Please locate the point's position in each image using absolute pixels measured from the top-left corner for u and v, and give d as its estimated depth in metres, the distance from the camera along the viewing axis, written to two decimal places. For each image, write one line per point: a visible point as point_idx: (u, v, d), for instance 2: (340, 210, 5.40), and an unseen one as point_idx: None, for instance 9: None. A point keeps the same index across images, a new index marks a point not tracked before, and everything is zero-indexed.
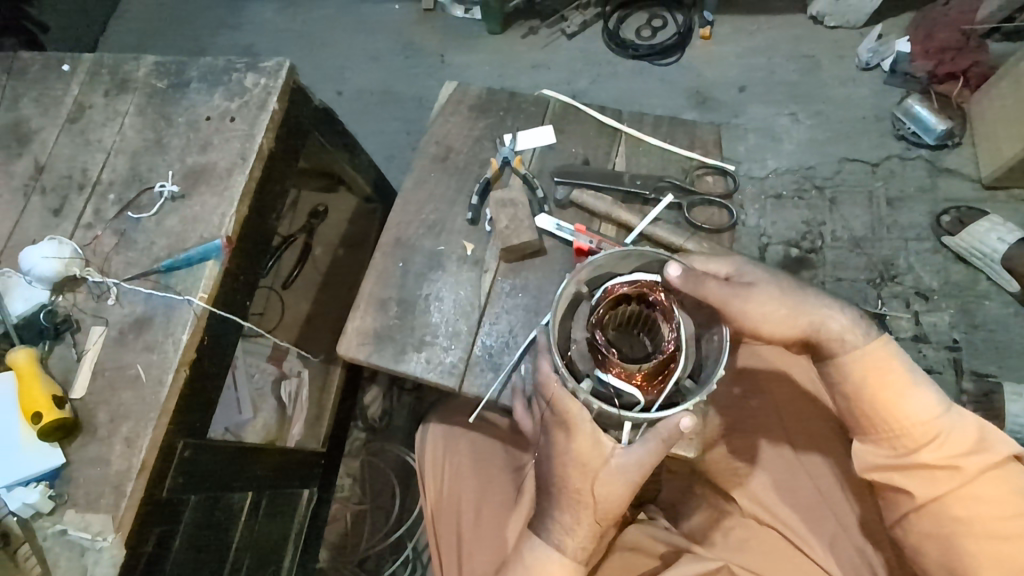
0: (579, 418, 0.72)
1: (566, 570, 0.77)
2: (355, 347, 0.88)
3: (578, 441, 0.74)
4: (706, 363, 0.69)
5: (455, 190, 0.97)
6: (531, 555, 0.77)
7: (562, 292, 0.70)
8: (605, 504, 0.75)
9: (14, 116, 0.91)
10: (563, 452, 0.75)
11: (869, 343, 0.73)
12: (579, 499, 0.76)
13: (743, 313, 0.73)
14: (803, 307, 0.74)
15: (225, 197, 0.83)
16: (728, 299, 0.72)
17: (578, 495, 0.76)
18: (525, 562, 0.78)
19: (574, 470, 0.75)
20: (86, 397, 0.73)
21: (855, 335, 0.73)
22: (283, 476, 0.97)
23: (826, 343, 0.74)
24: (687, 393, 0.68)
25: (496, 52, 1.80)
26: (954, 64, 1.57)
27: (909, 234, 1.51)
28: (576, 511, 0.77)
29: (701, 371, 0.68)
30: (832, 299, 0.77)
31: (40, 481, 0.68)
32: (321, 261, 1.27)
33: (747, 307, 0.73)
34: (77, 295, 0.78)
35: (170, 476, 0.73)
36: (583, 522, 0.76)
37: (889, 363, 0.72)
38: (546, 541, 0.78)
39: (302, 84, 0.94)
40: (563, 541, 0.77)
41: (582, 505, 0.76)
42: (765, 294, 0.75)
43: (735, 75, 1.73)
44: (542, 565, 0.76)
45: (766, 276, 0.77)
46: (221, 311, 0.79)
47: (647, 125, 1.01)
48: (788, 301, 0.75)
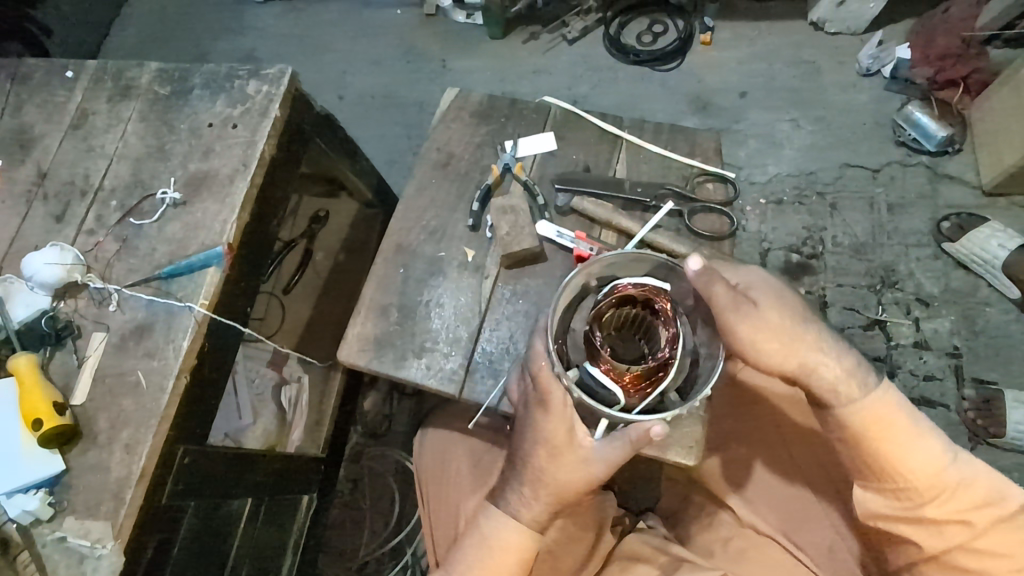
0: (555, 396, 0.71)
1: (519, 542, 0.75)
2: (355, 353, 0.88)
3: (553, 421, 0.72)
4: (697, 382, 0.71)
5: (455, 196, 0.97)
6: (485, 525, 0.76)
7: (569, 281, 0.73)
8: (567, 487, 0.73)
9: (17, 122, 0.92)
10: (536, 429, 0.73)
11: (872, 395, 0.69)
12: (540, 477, 0.74)
13: (733, 329, 0.69)
14: (802, 342, 0.70)
15: (226, 204, 0.83)
16: (726, 309, 0.69)
17: (544, 474, 0.73)
18: (478, 531, 0.77)
19: (543, 451, 0.73)
20: (86, 404, 0.73)
21: (854, 385, 0.70)
22: (282, 482, 0.97)
23: (823, 392, 0.70)
24: (669, 406, 0.71)
25: (497, 57, 1.81)
26: (955, 70, 1.58)
27: (910, 240, 1.51)
28: (537, 489, 0.74)
29: (689, 390, 0.71)
30: (835, 340, 0.72)
31: (39, 488, 0.69)
32: (322, 266, 1.27)
33: (739, 325, 0.69)
34: (79, 301, 0.79)
35: (170, 483, 0.73)
36: (540, 499, 0.74)
37: (892, 413, 0.69)
38: (503, 511, 0.77)
39: (304, 91, 0.94)
40: (519, 512, 0.76)
41: (542, 483, 0.74)
42: (767, 317, 0.69)
43: (735, 80, 1.73)
44: (495, 535, 0.76)
45: (776, 297, 0.72)
46: (222, 317, 0.80)
47: (648, 132, 1.01)
48: (785, 331, 0.70)
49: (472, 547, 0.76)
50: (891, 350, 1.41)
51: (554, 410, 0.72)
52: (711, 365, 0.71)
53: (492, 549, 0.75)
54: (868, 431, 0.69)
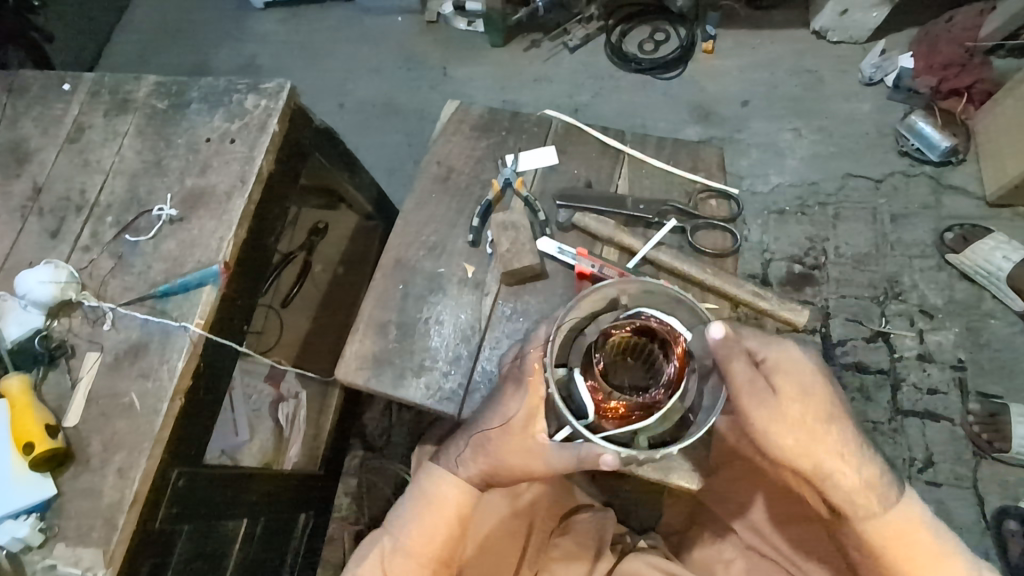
0: (539, 384, 0.76)
1: (450, 496, 0.80)
2: (354, 371, 0.87)
3: (522, 402, 0.77)
4: (675, 436, 0.69)
5: (456, 211, 0.96)
6: (428, 474, 0.82)
7: (601, 289, 0.72)
8: (512, 463, 0.77)
9: (13, 135, 0.91)
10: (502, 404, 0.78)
11: (891, 511, 0.70)
12: (489, 445, 0.78)
13: (747, 412, 0.70)
14: (820, 448, 0.70)
15: (223, 221, 0.82)
16: (741, 390, 0.70)
17: (488, 445, 0.78)
18: (421, 479, 0.83)
19: (502, 426, 0.78)
20: (79, 426, 0.72)
21: (873, 498, 0.70)
22: (279, 501, 0.95)
23: (842, 503, 0.71)
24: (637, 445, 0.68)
25: (498, 64, 1.80)
26: (958, 80, 1.57)
27: (913, 252, 1.50)
28: (478, 454, 0.79)
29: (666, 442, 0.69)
30: (855, 445, 0.72)
31: (30, 513, 0.67)
32: (321, 278, 1.26)
33: (754, 411, 0.70)
34: (73, 320, 0.78)
35: (163, 507, 0.72)
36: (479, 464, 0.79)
37: (910, 530, 0.70)
38: (445, 467, 0.82)
39: (303, 105, 0.93)
40: (459, 470, 0.81)
41: (488, 452, 0.78)
42: (783, 409, 0.70)
43: (737, 89, 1.72)
44: (432, 484, 0.81)
45: (792, 390, 0.72)
46: (218, 337, 0.79)
47: (650, 147, 1.00)
48: (804, 428, 0.70)
49: (413, 502, 0.81)
50: (895, 362, 1.40)
51: (520, 391, 0.77)
52: (699, 426, 0.68)
53: (429, 497, 0.80)
54: (883, 544, 0.70)
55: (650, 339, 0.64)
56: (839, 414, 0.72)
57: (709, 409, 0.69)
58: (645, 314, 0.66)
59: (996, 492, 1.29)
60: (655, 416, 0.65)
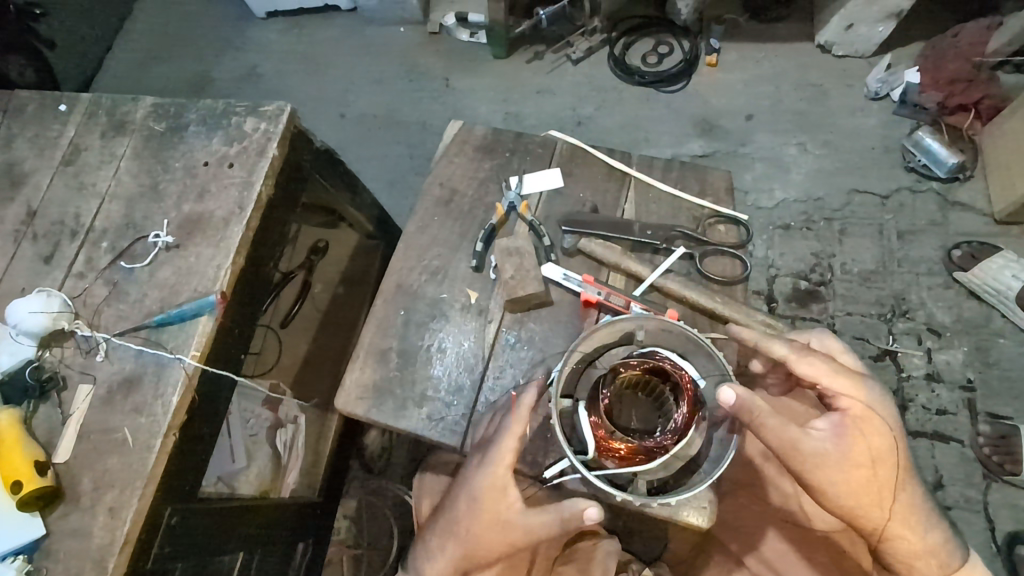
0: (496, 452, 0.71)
1: None
2: (354, 401, 0.84)
3: (481, 482, 0.71)
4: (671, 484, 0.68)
5: (458, 235, 0.94)
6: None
7: (618, 324, 0.73)
8: (486, 550, 0.72)
9: (8, 156, 0.89)
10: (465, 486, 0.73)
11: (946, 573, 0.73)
12: (457, 535, 0.74)
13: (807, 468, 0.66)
14: (886, 514, 0.69)
15: (221, 248, 0.80)
16: (795, 449, 0.66)
17: (459, 528, 0.73)
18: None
19: (469, 512, 0.72)
20: (70, 462, 0.70)
21: (929, 563, 0.72)
22: (275, 530, 0.93)
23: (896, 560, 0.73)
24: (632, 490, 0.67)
25: (501, 76, 1.78)
26: (965, 95, 1.55)
27: (920, 269, 1.48)
28: (448, 543, 0.74)
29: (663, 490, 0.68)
30: (922, 510, 0.71)
31: (18, 555, 0.65)
32: (321, 299, 1.23)
33: (813, 469, 0.66)
34: (65, 350, 0.75)
35: (156, 545, 0.70)
36: (449, 554, 0.74)
37: None
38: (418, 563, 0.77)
39: (303, 127, 0.92)
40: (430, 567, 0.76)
41: (456, 542, 0.74)
42: (850, 473, 0.66)
43: (742, 103, 1.70)
44: None
45: (864, 443, 0.67)
46: (214, 368, 0.76)
47: (656, 169, 0.98)
48: (873, 495, 0.68)
49: None
50: (903, 382, 1.37)
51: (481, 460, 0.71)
52: (700, 479, 0.67)
53: None
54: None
55: (661, 379, 0.66)
56: (909, 477, 0.70)
57: (716, 461, 0.68)
58: (660, 354, 0.68)
59: (1006, 516, 1.26)
60: (658, 461, 0.64)
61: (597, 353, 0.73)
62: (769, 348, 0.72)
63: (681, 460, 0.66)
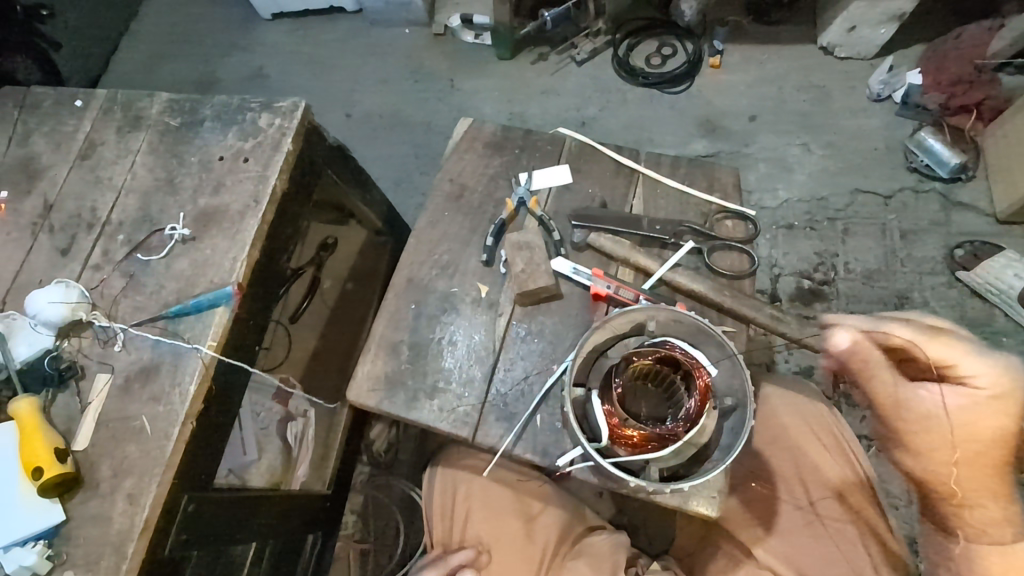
0: None
1: None
2: (366, 393, 0.85)
3: None
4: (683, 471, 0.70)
5: (469, 230, 0.95)
6: None
7: (631, 315, 0.75)
8: None
9: (25, 151, 0.90)
10: None
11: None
12: None
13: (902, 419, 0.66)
14: (977, 482, 0.64)
15: (236, 240, 0.81)
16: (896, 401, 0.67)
17: None
18: None
19: None
20: (89, 449, 0.71)
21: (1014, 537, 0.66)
22: (287, 521, 0.94)
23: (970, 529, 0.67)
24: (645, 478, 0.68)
25: (506, 77, 1.80)
26: (966, 96, 1.56)
27: (923, 268, 1.48)
28: None
29: (675, 476, 0.70)
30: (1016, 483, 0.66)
31: (38, 540, 0.66)
32: (329, 294, 1.25)
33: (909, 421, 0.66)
34: (83, 340, 0.76)
35: (173, 534, 0.71)
36: None
37: None
38: None
39: (316, 123, 0.93)
40: None
41: None
42: (961, 444, 0.62)
43: (745, 104, 1.72)
44: None
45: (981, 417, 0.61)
46: (228, 358, 0.77)
47: (664, 167, 1.00)
48: (971, 465, 0.63)
49: None
50: None
51: None
52: (710, 467, 0.69)
53: None
54: None
55: (672, 369, 0.68)
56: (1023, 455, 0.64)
57: (726, 449, 0.69)
58: (670, 344, 0.70)
59: None
60: (670, 449, 0.66)
61: (611, 342, 0.76)
62: (890, 332, 0.66)
63: (692, 447, 0.69)
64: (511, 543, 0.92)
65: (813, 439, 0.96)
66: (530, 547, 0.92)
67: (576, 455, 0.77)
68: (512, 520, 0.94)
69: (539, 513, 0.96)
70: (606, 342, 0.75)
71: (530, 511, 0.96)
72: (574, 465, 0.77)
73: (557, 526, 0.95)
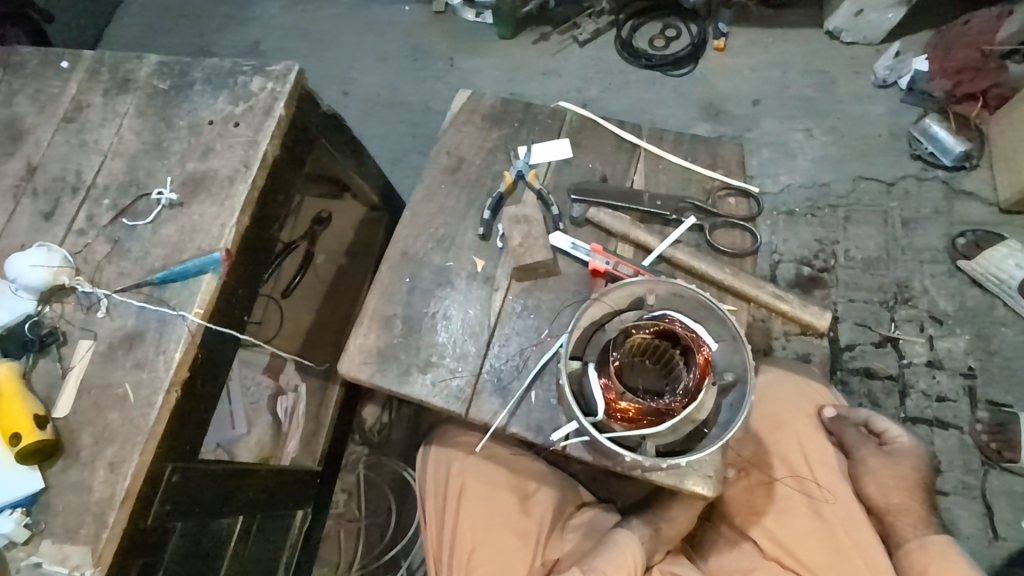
0: None
1: None
2: (357, 365, 0.83)
3: None
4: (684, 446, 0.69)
5: (466, 203, 0.93)
6: None
7: (631, 289, 0.74)
8: None
9: (8, 112, 0.87)
10: None
11: None
12: None
13: None
14: None
15: (225, 207, 0.79)
16: None
17: None
18: None
19: None
20: (70, 417, 0.69)
21: None
22: (277, 495, 0.93)
23: None
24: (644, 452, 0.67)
25: (506, 57, 1.76)
26: (972, 84, 1.53)
27: (925, 256, 1.46)
28: None
29: (674, 450, 0.69)
30: None
31: (16, 508, 0.64)
32: (323, 270, 1.22)
33: None
34: (65, 306, 0.74)
35: (156, 503, 0.69)
36: None
37: None
38: None
39: (311, 90, 0.91)
40: None
41: None
42: None
43: (749, 88, 1.69)
44: None
45: None
46: (217, 327, 0.75)
47: (667, 142, 0.98)
48: None
49: None
50: (903, 369, 1.36)
51: None
52: (710, 443, 0.68)
53: None
54: None
55: (672, 344, 0.67)
56: None
57: (726, 425, 0.68)
58: (670, 318, 0.68)
59: (1005, 502, 1.25)
60: (667, 424, 0.65)
61: (609, 316, 0.74)
62: None
63: (691, 422, 0.68)
64: (507, 517, 0.91)
65: (805, 405, 0.98)
66: (524, 521, 0.91)
67: (566, 430, 0.76)
68: (507, 495, 0.93)
69: (534, 490, 0.95)
70: (605, 315, 0.74)
71: (525, 489, 0.95)
72: (569, 440, 0.75)
73: (551, 503, 0.94)
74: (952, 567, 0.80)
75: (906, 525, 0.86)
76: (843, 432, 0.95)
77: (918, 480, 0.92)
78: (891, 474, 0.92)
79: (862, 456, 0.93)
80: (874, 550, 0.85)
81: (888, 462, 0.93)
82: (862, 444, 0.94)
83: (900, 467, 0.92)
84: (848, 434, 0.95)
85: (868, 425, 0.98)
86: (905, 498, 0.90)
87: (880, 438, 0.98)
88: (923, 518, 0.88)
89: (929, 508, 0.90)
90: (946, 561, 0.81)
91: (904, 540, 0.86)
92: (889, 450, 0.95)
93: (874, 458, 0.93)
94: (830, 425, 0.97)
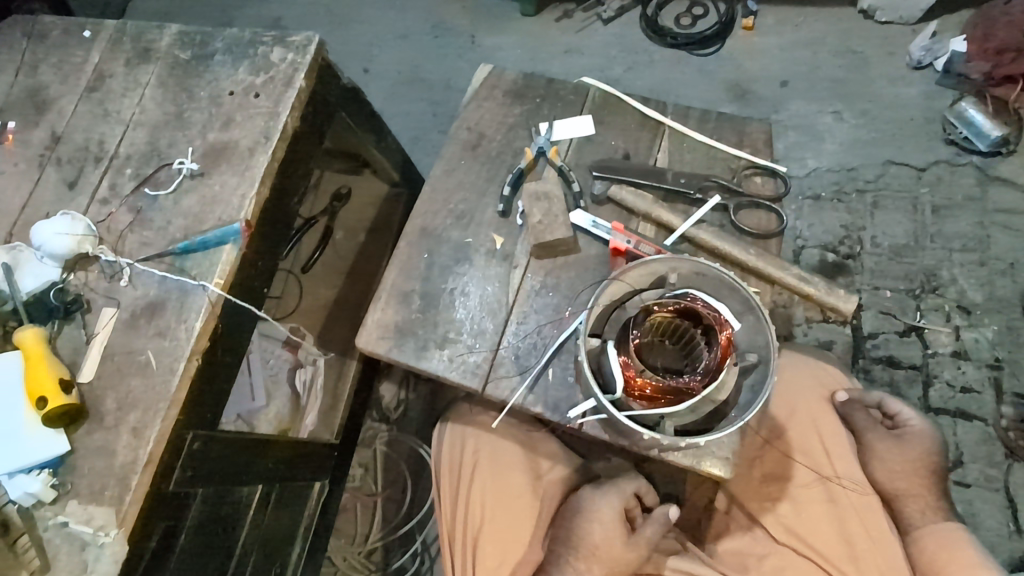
0: None
1: None
2: (375, 340, 0.83)
3: None
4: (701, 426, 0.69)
5: (486, 179, 0.92)
6: None
7: (653, 267, 0.73)
8: None
9: (33, 82, 0.88)
10: None
11: None
12: None
13: None
14: None
15: (246, 176, 0.79)
16: None
17: None
18: None
19: None
20: (94, 382, 0.70)
21: None
22: (295, 467, 0.94)
23: None
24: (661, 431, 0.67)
25: (528, 34, 1.73)
26: (1013, 66, 1.44)
27: (954, 245, 1.42)
28: None
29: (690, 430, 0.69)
30: None
31: (42, 469, 0.66)
32: (342, 246, 1.22)
33: None
34: (89, 274, 0.75)
35: (177, 469, 0.70)
36: None
37: None
38: None
39: (331, 62, 0.90)
40: None
41: None
42: None
43: (777, 68, 1.64)
44: None
45: None
46: (236, 298, 0.76)
47: (693, 120, 0.95)
48: None
49: None
50: (928, 358, 1.33)
51: None
52: (728, 424, 0.68)
53: None
54: None
55: (693, 323, 0.66)
56: None
57: (746, 406, 0.68)
58: (693, 297, 0.68)
59: None
60: (685, 404, 0.65)
61: (630, 294, 0.73)
62: None
63: (711, 402, 0.68)
64: (517, 497, 0.92)
65: (820, 393, 0.95)
66: (535, 502, 0.92)
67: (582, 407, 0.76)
68: (518, 476, 0.93)
69: (546, 471, 0.95)
70: (625, 293, 0.73)
71: (538, 469, 0.95)
72: (586, 418, 0.75)
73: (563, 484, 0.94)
74: (958, 555, 0.83)
75: (915, 511, 0.88)
76: (854, 418, 0.93)
77: (928, 466, 0.91)
78: (900, 459, 0.91)
79: (873, 441, 0.91)
80: (888, 538, 0.85)
81: (896, 448, 0.91)
82: (873, 429, 0.92)
83: (910, 453, 0.91)
84: (859, 419, 0.93)
85: (879, 408, 0.96)
86: (916, 485, 0.90)
87: (891, 421, 0.95)
88: (931, 503, 0.89)
89: (938, 493, 0.90)
90: (953, 549, 0.84)
91: (913, 527, 0.88)
92: (898, 433, 0.93)
93: (882, 443, 0.91)
94: (844, 410, 0.94)
